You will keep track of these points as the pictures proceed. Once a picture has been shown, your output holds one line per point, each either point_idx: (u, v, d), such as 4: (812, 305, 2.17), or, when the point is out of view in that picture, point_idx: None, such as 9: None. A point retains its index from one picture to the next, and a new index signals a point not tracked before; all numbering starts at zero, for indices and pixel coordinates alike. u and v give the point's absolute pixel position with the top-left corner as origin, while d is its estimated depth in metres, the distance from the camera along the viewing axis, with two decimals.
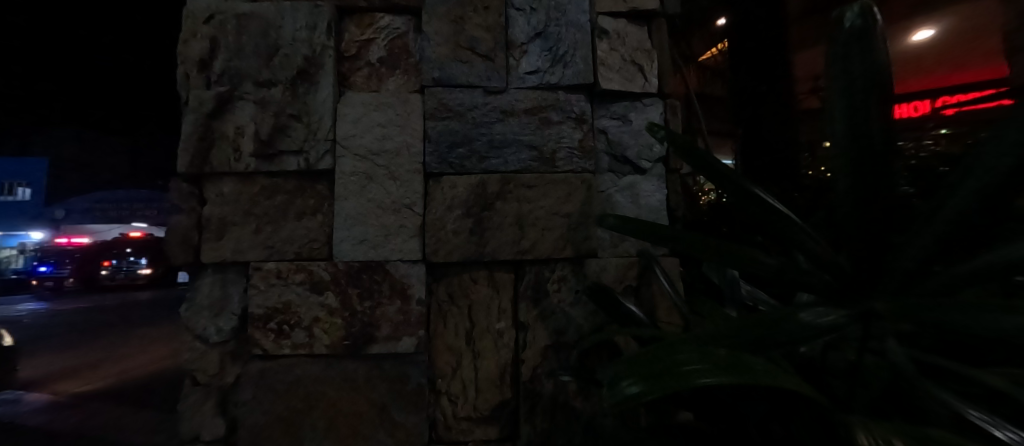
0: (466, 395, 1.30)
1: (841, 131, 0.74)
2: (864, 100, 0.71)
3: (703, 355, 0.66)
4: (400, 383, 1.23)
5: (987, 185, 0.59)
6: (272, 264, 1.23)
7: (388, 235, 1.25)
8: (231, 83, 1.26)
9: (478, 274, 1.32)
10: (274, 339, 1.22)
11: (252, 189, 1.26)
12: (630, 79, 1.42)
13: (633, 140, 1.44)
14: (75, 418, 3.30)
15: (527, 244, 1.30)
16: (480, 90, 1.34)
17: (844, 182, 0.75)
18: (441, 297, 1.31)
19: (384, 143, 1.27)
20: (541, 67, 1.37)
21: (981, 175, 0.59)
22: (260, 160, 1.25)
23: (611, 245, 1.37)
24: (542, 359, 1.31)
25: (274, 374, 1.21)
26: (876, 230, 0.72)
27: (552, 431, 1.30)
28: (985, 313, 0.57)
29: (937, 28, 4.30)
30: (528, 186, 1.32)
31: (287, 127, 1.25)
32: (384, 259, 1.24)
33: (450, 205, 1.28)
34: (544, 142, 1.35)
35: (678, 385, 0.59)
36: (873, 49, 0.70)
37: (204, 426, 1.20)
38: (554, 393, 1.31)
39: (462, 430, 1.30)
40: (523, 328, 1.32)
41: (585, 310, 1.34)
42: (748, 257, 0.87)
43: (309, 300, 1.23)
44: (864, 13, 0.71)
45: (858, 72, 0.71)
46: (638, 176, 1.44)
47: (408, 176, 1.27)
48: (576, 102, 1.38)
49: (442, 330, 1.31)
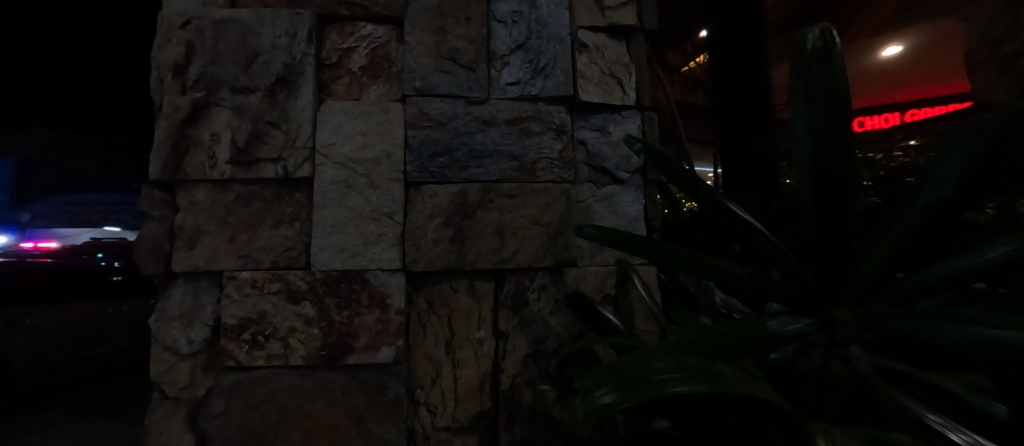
0: (445, 404, 1.29)
1: (805, 147, 0.77)
2: (824, 117, 0.74)
3: (676, 364, 0.68)
4: (377, 394, 1.21)
5: None
6: (247, 274, 1.21)
7: (367, 244, 1.24)
8: (207, 89, 1.24)
9: (459, 283, 1.32)
10: (248, 350, 1.19)
11: (228, 196, 1.23)
12: (609, 91, 1.45)
13: (612, 152, 1.47)
14: (39, 433, 3.15)
15: (507, 253, 1.31)
16: (461, 101, 1.35)
17: (809, 195, 0.78)
18: (421, 306, 1.31)
19: (364, 151, 1.27)
20: (522, 79, 1.39)
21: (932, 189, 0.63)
22: (237, 167, 1.22)
23: (590, 254, 1.39)
24: (522, 367, 1.32)
25: (247, 386, 1.18)
26: (839, 243, 0.75)
27: (531, 439, 1.30)
28: (937, 321, 0.61)
29: (904, 44, 4.52)
30: (509, 195, 1.33)
31: (265, 134, 1.24)
32: (362, 268, 1.23)
33: (430, 214, 1.28)
34: (525, 153, 1.36)
35: (651, 394, 0.60)
36: (832, 68, 0.74)
37: (173, 440, 1.17)
38: (534, 401, 1.32)
39: (441, 441, 1.29)
40: (503, 337, 1.32)
41: (565, 318, 1.35)
42: (722, 267, 0.90)
43: (284, 310, 1.21)
44: (824, 35, 0.76)
45: (819, 90, 0.75)
46: (617, 186, 1.47)
47: (389, 185, 1.26)
48: (557, 114, 1.41)
49: (421, 339, 1.30)
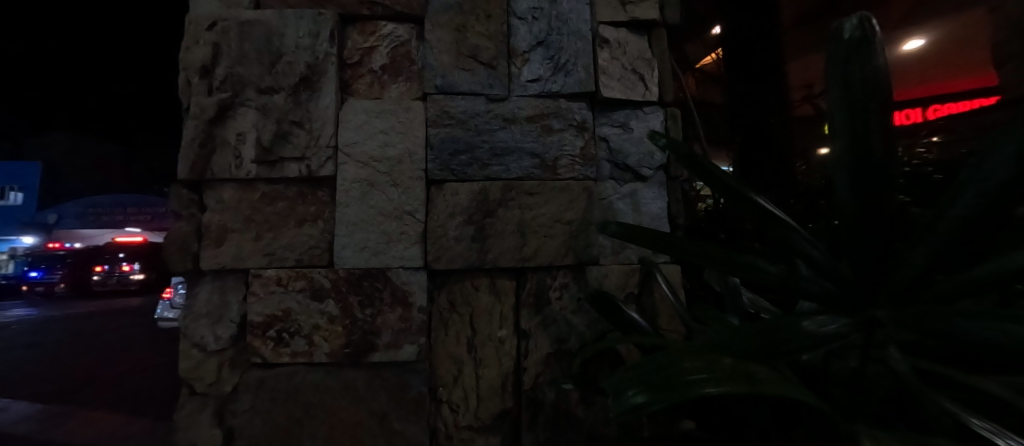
0: (467, 403, 1.29)
1: (841, 141, 0.75)
2: (864, 111, 0.72)
3: (708, 364, 0.66)
4: (400, 392, 1.21)
5: (988, 193, 0.59)
6: (272, 271, 1.22)
7: (389, 242, 1.24)
8: (233, 90, 1.26)
9: (480, 282, 1.31)
10: (273, 347, 1.20)
11: (253, 195, 1.25)
12: (631, 87, 1.43)
13: (633, 148, 1.45)
14: (65, 427, 3.22)
15: (529, 251, 1.30)
16: (482, 98, 1.35)
17: (847, 190, 0.75)
18: (442, 304, 1.31)
19: (385, 149, 1.27)
20: (543, 76, 1.38)
21: (983, 181, 0.60)
22: (262, 166, 1.24)
23: (612, 252, 1.38)
24: (544, 367, 1.30)
25: (273, 383, 1.19)
26: (878, 241, 0.72)
27: (554, 439, 1.29)
28: (985, 320, 0.58)
29: (927, 38, 4.36)
30: (530, 193, 1.32)
31: (289, 134, 1.25)
32: (385, 266, 1.24)
33: (451, 212, 1.28)
34: (545, 150, 1.35)
35: (685, 396, 0.58)
36: (870, 59, 0.71)
37: (200, 434, 1.19)
38: (556, 401, 1.31)
39: (462, 439, 1.29)
40: (525, 336, 1.31)
41: (587, 317, 1.34)
42: (752, 265, 0.87)
43: (309, 307, 1.22)
44: (862, 25, 0.73)
45: (858, 81, 0.72)
46: (639, 183, 1.44)
47: (411, 183, 1.27)
48: (578, 110, 1.39)
49: (443, 337, 1.30)
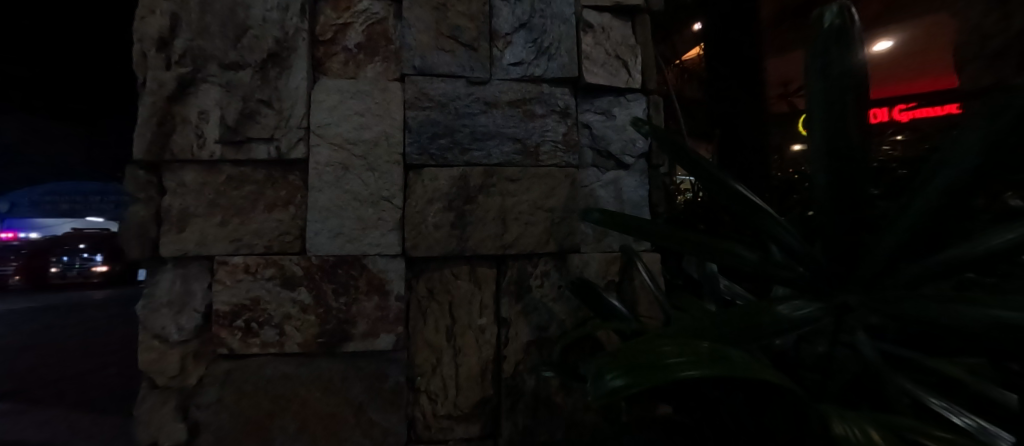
0: (446, 392, 1.27)
1: (819, 130, 0.75)
2: (841, 100, 0.72)
3: (684, 348, 0.66)
4: (377, 382, 1.19)
5: (955, 184, 0.61)
6: (239, 259, 1.16)
7: (365, 229, 1.20)
8: (194, 65, 1.18)
9: (460, 269, 1.29)
10: (241, 337, 1.15)
11: (218, 178, 1.18)
12: (614, 74, 1.42)
13: (616, 135, 1.44)
14: (19, 426, 3.02)
15: (510, 239, 1.28)
16: (462, 81, 1.31)
17: (822, 178, 0.76)
18: (421, 292, 1.28)
19: (360, 132, 1.22)
20: (525, 59, 1.35)
21: (948, 173, 0.62)
22: (227, 147, 1.17)
23: (594, 240, 1.37)
24: (525, 354, 1.30)
25: (242, 374, 1.14)
26: (850, 229, 0.74)
27: (534, 427, 1.29)
28: (945, 306, 0.59)
29: (896, 39, 4.54)
30: (511, 180, 1.30)
31: (256, 113, 1.19)
32: (360, 253, 1.20)
33: (431, 198, 1.24)
34: (527, 135, 1.33)
35: (660, 379, 0.58)
36: (847, 48, 0.72)
37: (161, 430, 1.13)
38: (536, 388, 1.30)
39: (441, 429, 1.27)
40: (505, 324, 1.30)
41: (568, 305, 1.34)
42: (729, 251, 0.88)
43: (280, 295, 1.17)
44: (842, 13, 0.73)
45: (836, 70, 0.72)
46: (621, 171, 1.44)
47: (388, 167, 1.22)
48: (561, 96, 1.37)
49: (422, 326, 1.28)
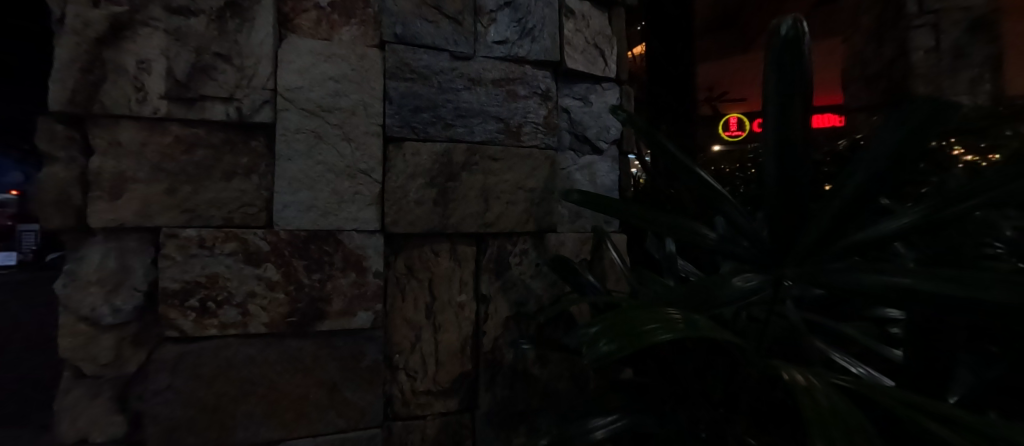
0: (425, 368, 1.28)
1: (774, 127, 0.87)
2: (790, 102, 0.84)
3: (660, 316, 0.73)
4: (353, 362, 1.16)
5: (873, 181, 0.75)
6: (192, 231, 1.02)
7: (340, 202, 1.13)
8: (131, 4, 1.01)
9: (440, 247, 1.28)
10: (195, 319, 1.02)
11: (164, 139, 1.04)
12: (592, 62, 1.50)
13: (592, 122, 1.52)
14: None
15: (491, 217, 1.29)
16: (445, 54, 1.28)
17: (772, 170, 0.88)
18: (399, 269, 1.25)
19: (335, 99, 1.14)
20: (509, 38, 1.35)
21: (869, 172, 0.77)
22: (175, 104, 1.03)
23: (569, 220, 1.46)
24: (503, 330, 1.34)
25: (195, 358, 1.03)
26: (791, 214, 0.87)
27: (511, 397, 1.36)
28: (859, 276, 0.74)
29: None
30: (493, 158, 1.30)
31: (212, 68, 1.05)
32: (336, 228, 1.13)
33: (412, 173, 1.21)
34: (510, 115, 1.34)
35: (645, 342, 0.64)
36: (798, 57, 0.83)
37: (97, 423, 1.01)
38: (514, 362, 1.36)
39: (420, 405, 1.28)
40: (484, 301, 1.32)
41: (545, 281, 1.40)
42: (691, 230, 0.99)
43: (241, 272, 1.05)
44: (795, 26, 0.84)
45: (789, 76, 0.84)
46: (595, 157, 1.54)
47: (365, 138, 1.16)
48: (543, 79, 1.40)
49: (400, 303, 1.25)
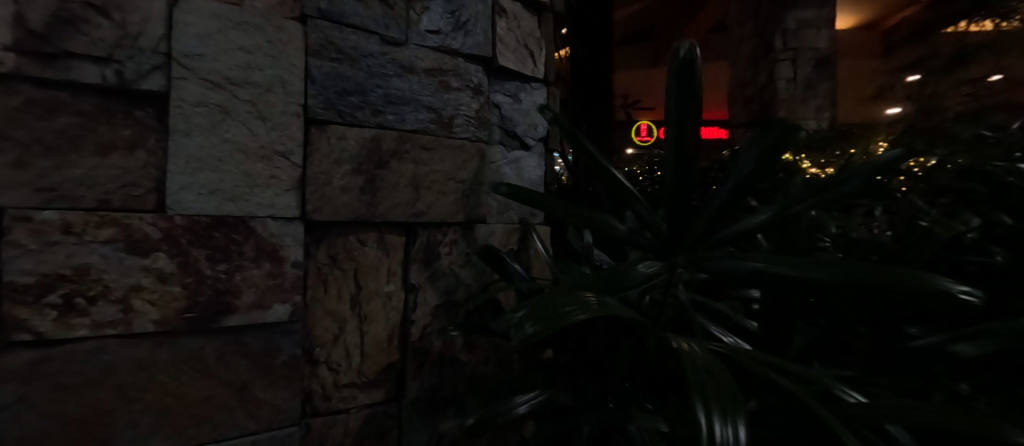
0: (349, 361, 1.25)
1: (671, 137, 1.01)
2: (685, 117, 0.99)
3: (578, 300, 0.82)
4: (266, 358, 1.08)
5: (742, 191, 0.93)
6: (54, 214, 0.81)
7: (253, 186, 1.03)
8: None
9: (367, 236, 1.27)
10: (59, 319, 0.81)
11: (9, 100, 0.79)
12: (522, 62, 1.63)
13: (521, 118, 1.65)
14: None
15: (422, 207, 1.33)
16: (375, 38, 1.25)
17: (670, 173, 1.03)
18: (321, 259, 1.20)
19: (246, 72, 1.03)
20: (443, 29, 1.38)
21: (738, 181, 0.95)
22: (28, 58, 0.79)
23: (497, 213, 1.56)
24: (432, 318, 1.39)
25: (58, 365, 0.81)
26: (683, 211, 1.04)
27: (438, 384, 1.41)
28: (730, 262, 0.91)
29: None
30: (424, 148, 1.34)
31: (81, 19, 0.84)
32: (247, 215, 1.03)
33: (337, 159, 1.17)
34: (442, 106, 1.38)
35: (564, 322, 0.72)
36: (691, 78, 0.98)
37: None
38: (442, 349, 1.42)
39: (343, 398, 1.24)
40: (414, 290, 1.35)
41: (472, 271, 1.49)
42: (605, 223, 1.11)
43: (121, 264, 0.88)
44: (690, 51, 0.99)
45: (685, 94, 0.98)
46: (523, 152, 1.66)
47: (283, 119, 1.08)
48: (475, 73, 1.47)
49: (322, 295, 1.20)
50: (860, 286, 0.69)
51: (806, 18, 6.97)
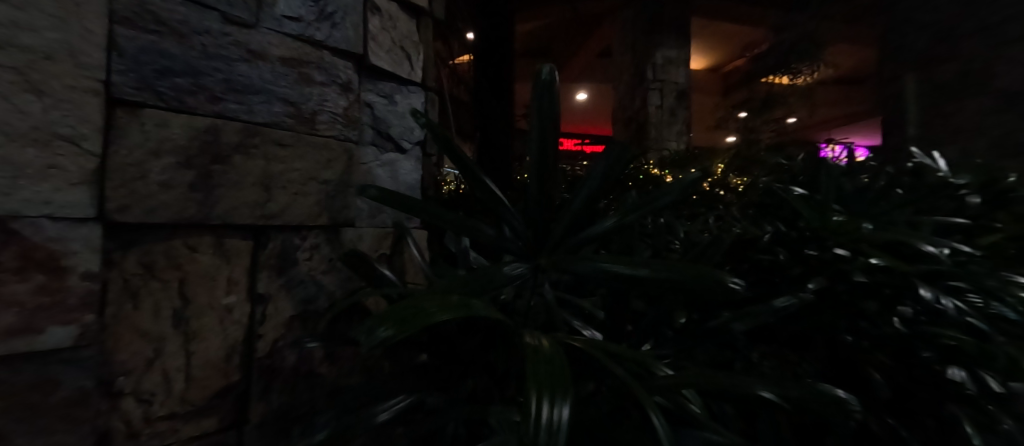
0: (166, 389, 1.06)
1: (534, 149, 1.12)
2: (545, 132, 1.10)
3: (443, 302, 0.85)
4: (38, 399, 0.80)
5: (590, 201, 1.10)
6: None
7: (20, 177, 0.76)
8: None
9: (201, 241, 1.12)
10: None
11: None
12: (397, 63, 1.72)
13: (395, 121, 1.74)
14: None
15: (275, 208, 1.28)
16: (216, 14, 1.14)
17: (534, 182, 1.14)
18: (130, 269, 0.99)
19: (10, 32, 0.75)
20: (305, 18, 1.36)
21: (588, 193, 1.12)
22: None
23: (368, 216, 1.61)
24: (285, 330, 1.33)
25: None
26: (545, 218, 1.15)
27: (291, 401, 1.34)
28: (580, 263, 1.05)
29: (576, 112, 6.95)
30: (281, 143, 1.29)
31: None
32: (7, 214, 0.75)
33: (156, 149, 1.01)
34: (301, 99, 1.35)
35: (423, 324, 0.74)
36: (550, 99, 1.10)
37: None
38: (297, 363, 1.37)
39: (158, 434, 1.05)
40: (262, 301, 1.27)
41: (336, 278, 1.49)
42: (477, 228, 1.16)
43: None
44: (550, 73, 1.11)
45: (545, 112, 1.10)
46: (398, 155, 1.76)
47: (76, 94, 0.85)
48: (343, 69, 1.50)
49: (129, 312, 0.99)
50: (679, 284, 0.91)
51: (670, 57, 8.32)
